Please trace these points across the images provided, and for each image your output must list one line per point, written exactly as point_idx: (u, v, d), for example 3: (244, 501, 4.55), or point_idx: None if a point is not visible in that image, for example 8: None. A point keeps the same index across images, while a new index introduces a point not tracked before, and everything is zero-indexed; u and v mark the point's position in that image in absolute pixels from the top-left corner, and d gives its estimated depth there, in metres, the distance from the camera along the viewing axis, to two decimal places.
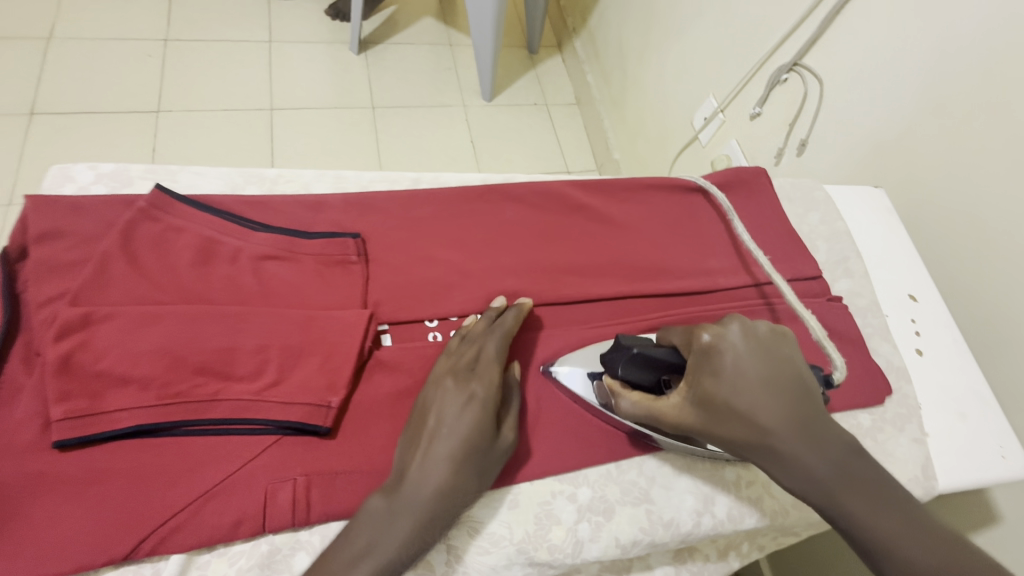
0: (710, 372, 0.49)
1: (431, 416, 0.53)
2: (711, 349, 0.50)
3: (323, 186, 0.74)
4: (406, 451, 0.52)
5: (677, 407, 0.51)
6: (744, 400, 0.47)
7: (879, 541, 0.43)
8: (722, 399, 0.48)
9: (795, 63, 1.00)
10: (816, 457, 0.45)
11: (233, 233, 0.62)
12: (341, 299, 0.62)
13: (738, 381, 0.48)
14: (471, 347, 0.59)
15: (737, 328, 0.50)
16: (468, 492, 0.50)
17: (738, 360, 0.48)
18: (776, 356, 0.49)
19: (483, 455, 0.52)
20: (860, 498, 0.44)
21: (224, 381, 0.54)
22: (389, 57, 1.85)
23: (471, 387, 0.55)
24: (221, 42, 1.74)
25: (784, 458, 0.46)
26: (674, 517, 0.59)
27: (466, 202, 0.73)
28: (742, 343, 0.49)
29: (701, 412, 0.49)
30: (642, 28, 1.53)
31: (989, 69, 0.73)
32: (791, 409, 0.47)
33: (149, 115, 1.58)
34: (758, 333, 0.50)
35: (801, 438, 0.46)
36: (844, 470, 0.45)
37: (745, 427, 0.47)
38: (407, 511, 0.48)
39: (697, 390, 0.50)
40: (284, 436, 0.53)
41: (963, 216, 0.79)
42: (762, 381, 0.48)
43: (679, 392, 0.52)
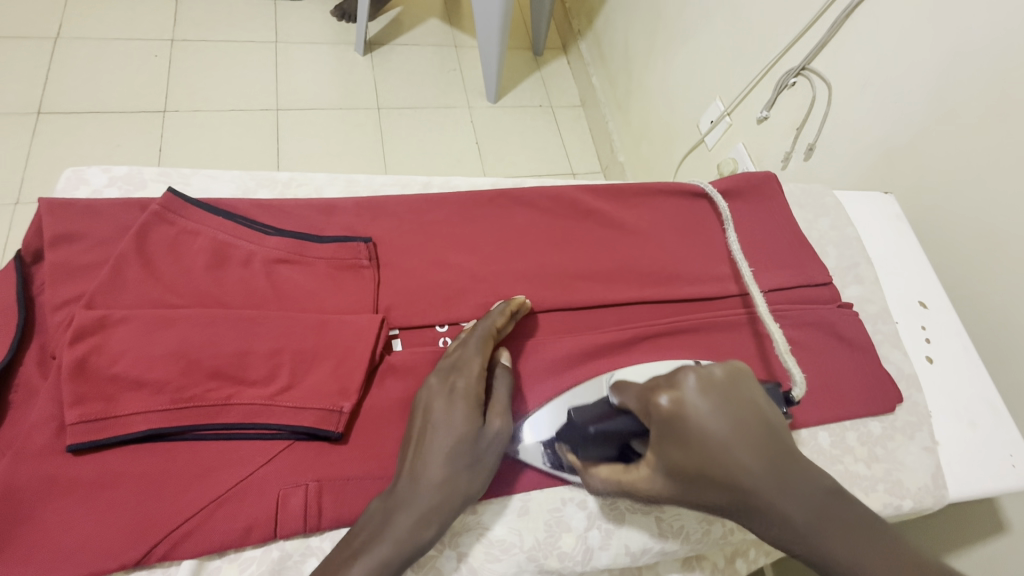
0: (675, 440, 0.44)
1: (417, 416, 0.53)
2: (671, 415, 0.45)
3: (335, 189, 0.74)
4: (402, 451, 0.52)
5: (648, 479, 0.47)
6: (716, 469, 0.43)
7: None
8: (693, 471, 0.44)
9: (803, 67, 1.00)
10: (796, 513, 0.42)
11: (246, 237, 0.62)
12: (353, 304, 0.62)
13: (705, 448, 0.43)
14: (455, 344, 0.58)
15: (693, 383, 0.45)
16: (458, 484, 0.50)
17: (702, 424, 0.43)
18: (739, 409, 0.43)
19: (467, 446, 0.51)
20: (846, 549, 0.41)
21: (237, 386, 0.54)
22: (395, 58, 1.85)
23: (451, 381, 0.54)
24: (228, 42, 1.74)
25: (766, 521, 0.42)
26: (684, 525, 0.59)
27: (477, 207, 0.73)
28: (701, 402, 0.44)
29: (674, 483, 0.45)
30: (648, 31, 1.53)
31: (1004, 74, 0.73)
32: (766, 467, 0.42)
33: (156, 115, 1.59)
34: (716, 383, 0.44)
35: (780, 498, 0.42)
36: (826, 520, 0.42)
37: (722, 495, 0.43)
38: (401, 507, 0.49)
39: (664, 460, 0.45)
40: (296, 441, 0.53)
41: (975, 221, 0.79)
42: (731, 444, 0.42)
43: (648, 462, 0.47)
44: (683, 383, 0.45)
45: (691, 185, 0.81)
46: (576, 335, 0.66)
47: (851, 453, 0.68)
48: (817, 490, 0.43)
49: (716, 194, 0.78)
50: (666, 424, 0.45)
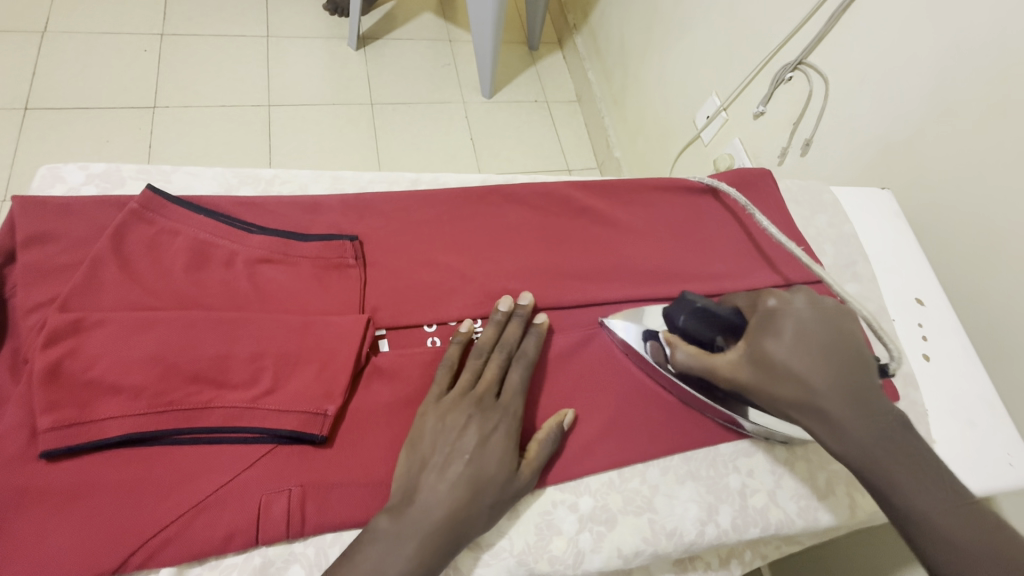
0: (771, 332, 0.55)
1: (447, 444, 0.53)
2: (776, 314, 0.56)
3: (320, 186, 0.72)
4: (418, 472, 0.51)
5: (734, 362, 0.57)
6: (799, 359, 0.53)
7: (909, 501, 0.46)
8: (780, 357, 0.54)
9: (800, 62, 0.98)
10: (861, 421, 0.49)
11: (228, 235, 0.61)
12: (339, 305, 0.60)
13: (797, 339, 0.54)
14: (493, 369, 0.58)
15: (801, 300, 0.58)
16: (477, 523, 0.50)
17: (798, 322, 0.55)
18: (833, 327, 0.55)
19: (501, 488, 0.52)
20: (901, 464, 0.47)
21: (218, 389, 0.53)
22: (388, 52, 1.83)
23: (496, 418, 0.55)
24: (218, 37, 1.72)
25: (828, 415, 0.51)
26: (677, 526, 0.58)
27: (467, 204, 0.72)
28: (802, 311, 0.56)
29: (758, 366, 0.55)
30: (644, 25, 1.51)
31: (1005, 67, 0.71)
32: (845, 373, 0.52)
33: (145, 111, 1.56)
34: (818, 306, 0.56)
35: (847, 399, 0.50)
36: (890, 437, 0.49)
37: (798, 386, 0.52)
38: (413, 535, 0.47)
39: (756, 347, 0.56)
40: (278, 445, 0.52)
41: (975, 217, 0.77)
42: (819, 345, 0.53)
43: (737, 349, 0.58)
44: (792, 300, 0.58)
45: (696, 181, 0.81)
46: (570, 333, 0.65)
47: None
48: (890, 414, 0.50)
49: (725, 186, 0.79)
50: (766, 319, 0.57)
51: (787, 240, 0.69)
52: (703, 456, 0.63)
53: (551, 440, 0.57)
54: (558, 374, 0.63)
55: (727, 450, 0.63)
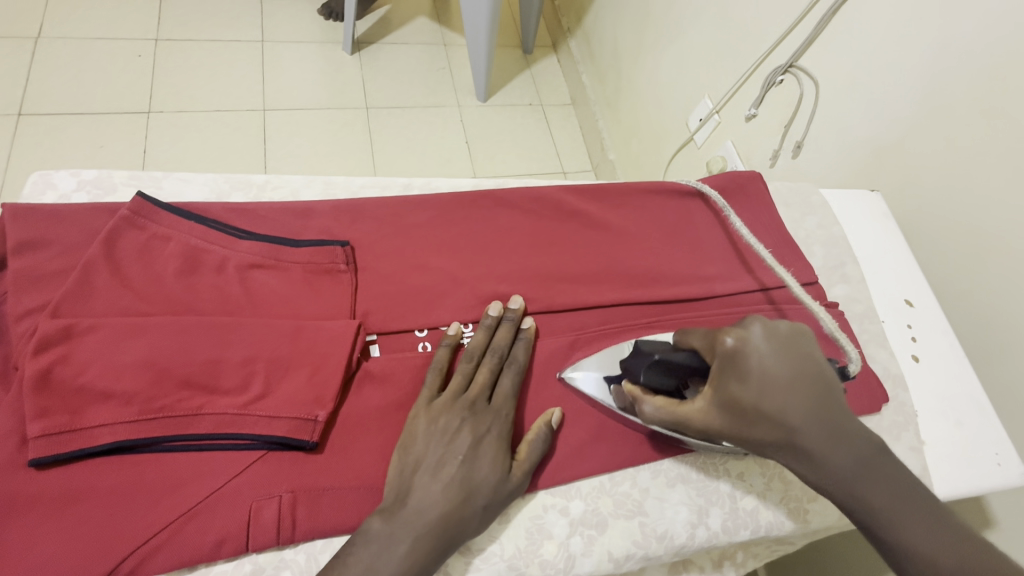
0: (735, 375, 0.49)
1: (439, 447, 0.53)
2: (736, 354, 0.50)
3: (311, 191, 0.72)
4: (411, 474, 0.52)
5: (703, 411, 0.52)
6: (770, 402, 0.48)
7: (901, 539, 0.44)
8: (749, 402, 0.49)
9: (790, 64, 0.99)
10: (839, 453, 0.47)
11: (219, 241, 0.61)
12: (330, 310, 0.61)
13: (765, 383, 0.48)
14: (485, 373, 0.59)
15: (759, 329, 0.50)
16: (469, 524, 0.51)
17: (763, 362, 0.49)
18: (799, 358, 0.49)
19: (493, 490, 0.53)
20: (884, 495, 0.45)
21: (209, 396, 0.53)
22: (382, 56, 1.83)
23: (488, 421, 0.56)
24: (213, 42, 1.72)
25: (808, 454, 0.47)
26: (668, 529, 0.58)
27: (459, 208, 0.72)
28: (765, 345, 0.49)
29: (729, 415, 0.50)
30: (637, 28, 1.52)
31: (991, 68, 0.72)
32: (816, 407, 0.48)
33: (140, 116, 1.56)
34: (779, 333, 0.50)
35: (824, 435, 0.47)
36: (870, 470, 0.47)
37: (772, 430, 0.48)
38: (406, 535, 0.48)
39: (723, 393, 0.50)
40: (269, 451, 0.52)
41: (963, 217, 0.78)
42: (787, 384, 0.48)
43: (704, 396, 0.52)
44: (750, 330, 0.50)
45: (684, 183, 0.81)
46: (560, 335, 0.66)
47: None
48: (865, 444, 0.48)
49: (711, 189, 0.79)
50: (727, 362, 0.50)
51: (758, 242, 0.70)
52: (694, 459, 0.63)
53: (540, 441, 0.57)
54: (549, 376, 0.63)
55: (718, 453, 0.64)
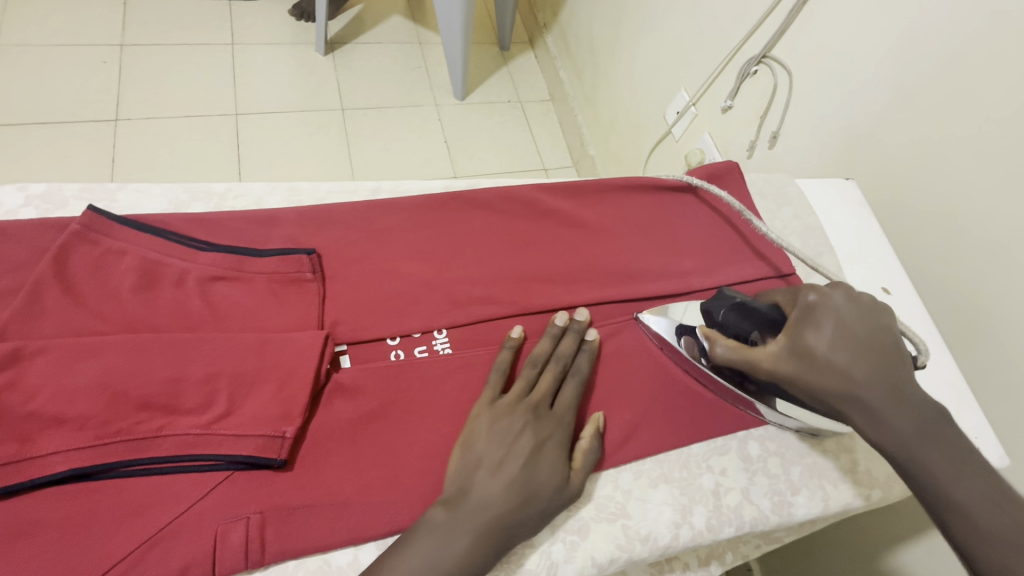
0: (812, 323, 0.52)
1: (502, 446, 0.53)
2: (818, 305, 0.53)
3: (276, 198, 0.70)
4: (472, 470, 0.52)
5: (774, 355, 0.53)
6: (841, 350, 0.49)
7: (949, 495, 0.44)
8: (821, 350, 0.50)
9: (764, 55, 0.99)
10: (903, 413, 0.47)
11: (179, 254, 0.59)
12: (297, 321, 0.59)
13: (842, 334, 0.50)
14: (548, 379, 0.59)
15: (840, 292, 0.53)
16: (526, 526, 0.50)
17: (840, 315, 0.51)
18: (877, 319, 0.51)
19: (552, 494, 0.52)
20: (944, 457, 0.45)
21: (170, 416, 0.51)
22: (357, 57, 1.80)
23: (550, 427, 0.55)
24: (180, 46, 1.67)
25: (869, 408, 0.48)
26: (652, 531, 0.58)
27: (429, 211, 0.70)
28: (845, 303, 0.52)
29: (800, 361, 0.51)
30: (612, 23, 1.51)
31: (958, 54, 0.72)
32: (884, 366, 0.49)
33: (107, 124, 1.51)
34: (859, 297, 0.53)
35: (889, 393, 0.47)
36: (932, 433, 0.46)
37: (838, 380, 0.49)
38: (466, 529, 0.48)
39: (798, 339, 0.52)
40: (236, 471, 0.50)
41: (936, 204, 0.78)
42: (860, 339, 0.50)
43: (777, 341, 0.54)
44: (832, 289, 0.54)
45: (665, 177, 0.81)
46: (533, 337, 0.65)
47: (819, 446, 0.66)
48: (931, 410, 0.47)
49: (703, 182, 0.79)
50: (806, 312, 0.53)
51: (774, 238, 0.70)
52: (675, 458, 0.62)
53: (595, 449, 0.57)
54: None
55: (699, 450, 0.63)
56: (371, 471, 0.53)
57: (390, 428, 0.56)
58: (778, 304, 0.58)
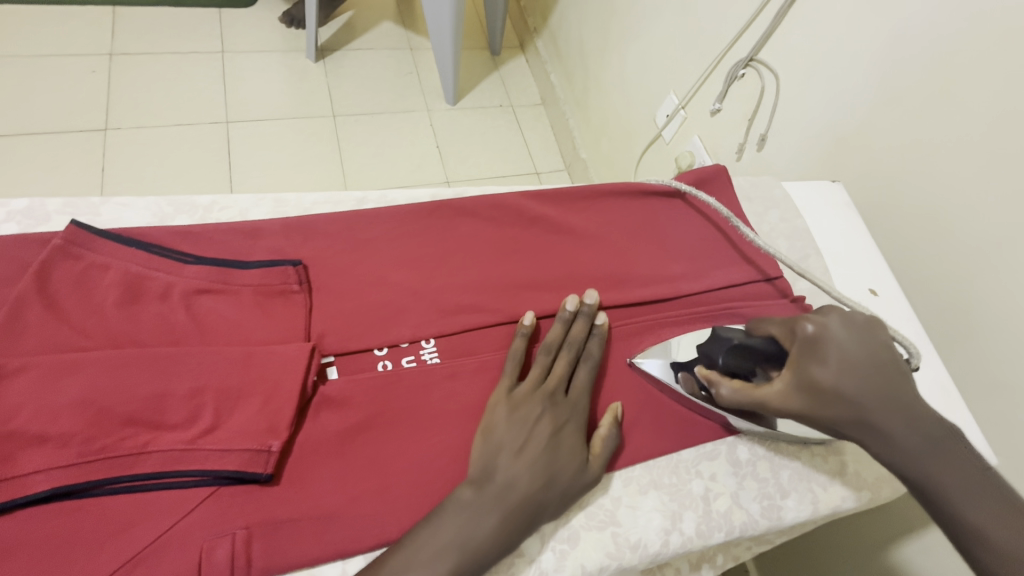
0: (816, 357, 0.51)
1: (523, 431, 0.55)
2: (818, 337, 0.51)
3: (261, 209, 0.70)
4: (495, 455, 0.54)
5: (781, 393, 0.52)
6: (848, 382, 0.49)
7: (967, 520, 0.44)
8: (828, 383, 0.49)
9: (751, 58, 1.01)
10: (914, 437, 0.47)
11: (163, 267, 0.58)
12: (283, 333, 0.58)
13: (847, 365, 0.49)
14: (563, 365, 0.61)
15: (837, 318, 0.52)
16: (548, 506, 0.53)
17: (842, 345, 0.50)
18: (879, 344, 0.51)
19: (573, 476, 0.55)
20: (958, 479, 0.45)
21: (155, 431, 0.50)
22: (348, 63, 1.80)
23: (566, 413, 0.58)
24: (169, 54, 1.67)
25: (880, 435, 0.48)
26: (641, 538, 0.58)
27: (416, 220, 0.70)
28: (846, 331, 0.51)
29: (808, 395, 0.50)
30: (601, 27, 1.52)
31: (940, 58, 0.73)
32: (892, 392, 0.48)
33: (96, 134, 1.51)
34: (857, 322, 0.52)
35: (899, 418, 0.47)
36: (944, 455, 0.46)
37: (847, 410, 0.49)
38: (493, 508, 0.50)
39: (803, 374, 0.51)
40: (222, 486, 0.50)
41: (921, 205, 0.79)
42: (865, 367, 0.49)
43: (782, 377, 0.53)
44: (830, 317, 0.53)
45: (654, 181, 0.81)
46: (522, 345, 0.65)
47: (808, 449, 0.66)
48: (941, 431, 0.47)
49: (689, 187, 0.79)
50: (808, 345, 0.52)
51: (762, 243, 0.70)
52: (665, 464, 0.62)
53: (613, 436, 0.59)
54: None
55: (689, 455, 0.63)
56: (360, 483, 0.53)
57: (378, 439, 0.56)
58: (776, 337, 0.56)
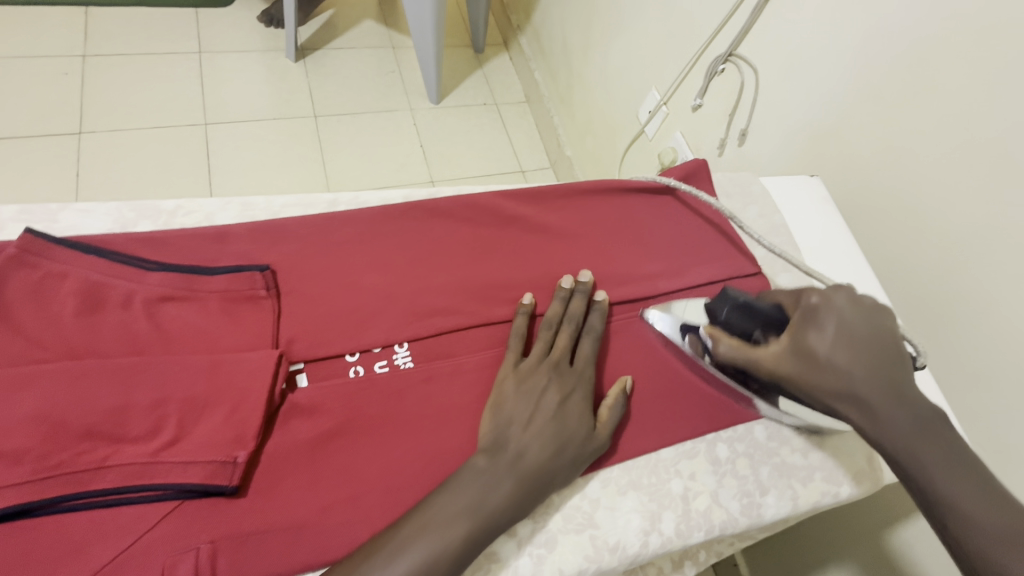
0: (814, 325, 0.52)
1: (531, 402, 0.57)
2: (821, 306, 0.53)
3: (229, 214, 0.68)
4: (506, 426, 0.55)
5: (777, 355, 0.54)
6: (842, 351, 0.50)
7: (944, 495, 0.43)
8: (822, 351, 0.50)
9: (731, 54, 1.00)
10: (901, 411, 0.47)
11: (123, 275, 0.56)
12: (251, 340, 0.57)
13: (844, 336, 0.50)
14: (565, 339, 0.63)
15: (845, 294, 0.53)
16: (562, 473, 0.54)
17: (844, 318, 0.51)
18: (880, 321, 0.51)
19: (582, 443, 0.56)
20: (940, 457, 0.44)
21: (115, 445, 0.49)
22: (329, 63, 1.77)
23: (572, 382, 0.60)
24: (145, 55, 1.63)
25: (867, 405, 0.48)
26: (620, 540, 0.57)
27: (389, 221, 0.69)
28: (849, 305, 0.52)
29: (801, 360, 0.52)
30: (583, 23, 1.51)
31: (915, 50, 0.73)
32: (886, 367, 0.49)
33: (70, 138, 1.47)
34: (863, 300, 0.53)
35: (888, 392, 0.47)
36: (930, 432, 0.46)
37: (837, 378, 0.49)
38: (506, 475, 0.52)
39: (799, 340, 0.52)
40: (186, 500, 0.48)
41: (898, 198, 0.79)
42: (863, 341, 0.50)
43: (779, 342, 0.54)
44: (836, 291, 0.54)
45: (632, 179, 0.81)
46: (498, 347, 0.64)
47: (788, 444, 0.66)
48: (931, 412, 0.47)
49: (678, 181, 0.79)
50: (809, 314, 0.53)
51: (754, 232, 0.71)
52: (644, 464, 0.62)
53: (619, 405, 0.61)
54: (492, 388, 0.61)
55: (668, 455, 0.63)
56: (330, 493, 0.52)
57: (349, 447, 0.55)
58: (781, 303, 0.58)
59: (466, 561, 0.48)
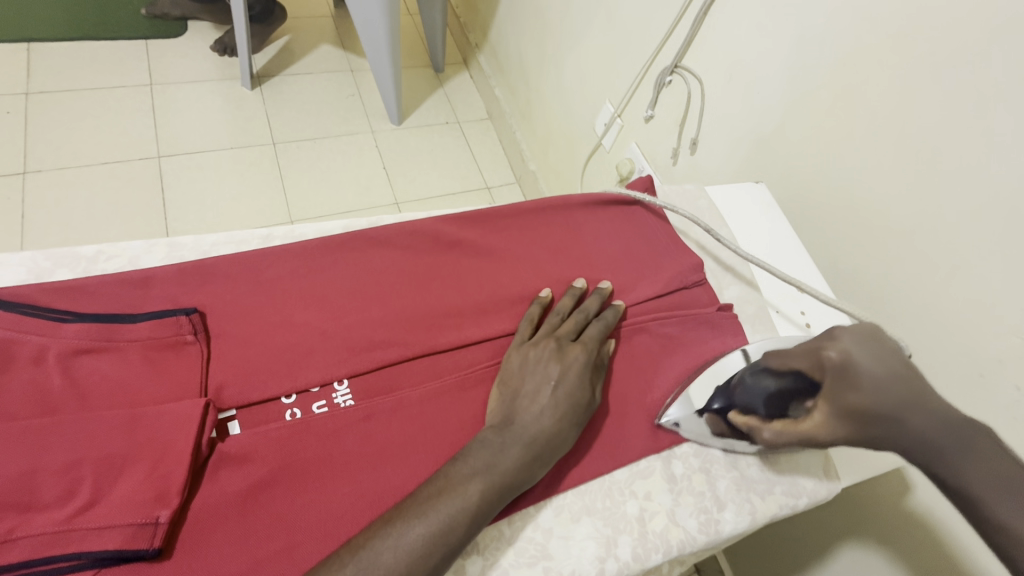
0: (850, 385, 0.48)
1: (533, 375, 0.59)
2: (845, 365, 0.49)
3: (154, 256, 0.66)
4: (513, 402, 0.58)
5: (824, 424, 0.50)
6: (886, 407, 0.47)
7: (1011, 530, 0.41)
8: (868, 412, 0.47)
9: (676, 65, 1.02)
10: (950, 444, 0.45)
11: (33, 329, 0.53)
12: (176, 391, 0.55)
13: (879, 390, 0.47)
14: (572, 322, 0.65)
15: (857, 342, 0.49)
16: (565, 443, 0.56)
17: (874, 373, 0.48)
18: (893, 354, 0.49)
19: (584, 415, 0.58)
20: (993, 481, 0.43)
21: (23, 515, 0.45)
22: (286, 89, 1.75)
23: (576, 356, 0.61)
24: (93, 89, 1.59)
25: (918, 448, 0.46)
26: (575, 569, 0.55)
27: (325, 254, 0.67)
28: (867, 351, 0.49)
29: (852, 426, 0.48)
30: (537, 40, 1.53)
31: (845, 53, 0.74)
32: (924, 412, 0.46)
33: (14, 178, 1.41)
34: (867, 337, 0.50)
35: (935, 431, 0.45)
36: (978, 457, 0.44)
37: (884, 434, 0.47)
38: (516, 442, 0.54)
39: (841, 405, 0.49)
40: (101, 569, 0.45)
41: (838, 201, 0.80)
42: (896, 388, 0.47)
43: (820, 409, 0.51)
44: (846, 339, 0.50)
45: (580, 196, 0.81)
46: (441, 379, 0.62)
47: (743, 458, 0.65)
48: (979, 436, 0.45)
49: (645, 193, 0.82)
50: (838, 374, 0.49)
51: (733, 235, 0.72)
52: (597, 487, 0.61)
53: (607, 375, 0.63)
54: (437, 420, 0.59)
55: (622, 476, 0.62)
56: (263, 547, 0.49)
57: (284, 497, 0.52)
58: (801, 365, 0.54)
59: (477, 522, 0.50)
